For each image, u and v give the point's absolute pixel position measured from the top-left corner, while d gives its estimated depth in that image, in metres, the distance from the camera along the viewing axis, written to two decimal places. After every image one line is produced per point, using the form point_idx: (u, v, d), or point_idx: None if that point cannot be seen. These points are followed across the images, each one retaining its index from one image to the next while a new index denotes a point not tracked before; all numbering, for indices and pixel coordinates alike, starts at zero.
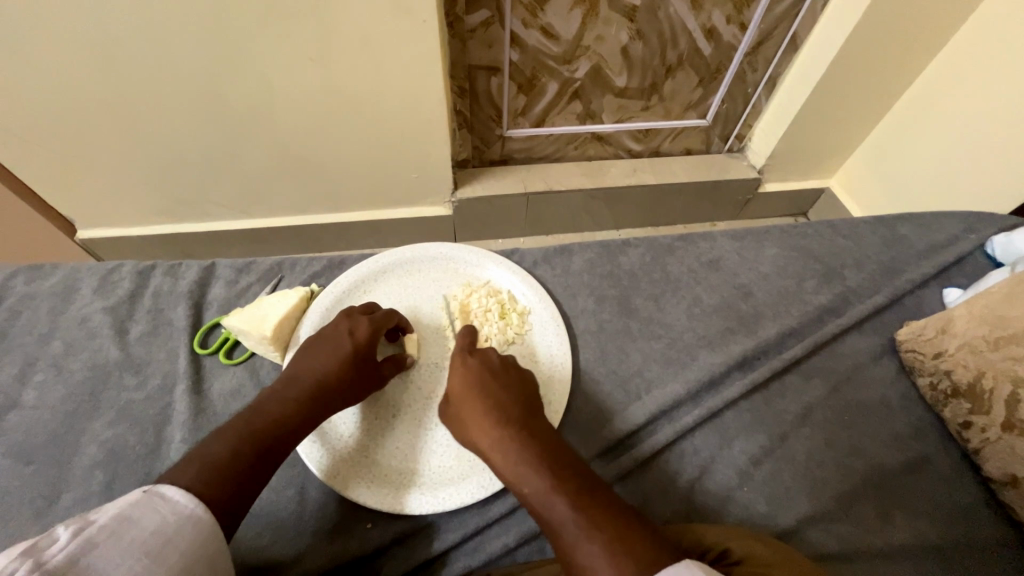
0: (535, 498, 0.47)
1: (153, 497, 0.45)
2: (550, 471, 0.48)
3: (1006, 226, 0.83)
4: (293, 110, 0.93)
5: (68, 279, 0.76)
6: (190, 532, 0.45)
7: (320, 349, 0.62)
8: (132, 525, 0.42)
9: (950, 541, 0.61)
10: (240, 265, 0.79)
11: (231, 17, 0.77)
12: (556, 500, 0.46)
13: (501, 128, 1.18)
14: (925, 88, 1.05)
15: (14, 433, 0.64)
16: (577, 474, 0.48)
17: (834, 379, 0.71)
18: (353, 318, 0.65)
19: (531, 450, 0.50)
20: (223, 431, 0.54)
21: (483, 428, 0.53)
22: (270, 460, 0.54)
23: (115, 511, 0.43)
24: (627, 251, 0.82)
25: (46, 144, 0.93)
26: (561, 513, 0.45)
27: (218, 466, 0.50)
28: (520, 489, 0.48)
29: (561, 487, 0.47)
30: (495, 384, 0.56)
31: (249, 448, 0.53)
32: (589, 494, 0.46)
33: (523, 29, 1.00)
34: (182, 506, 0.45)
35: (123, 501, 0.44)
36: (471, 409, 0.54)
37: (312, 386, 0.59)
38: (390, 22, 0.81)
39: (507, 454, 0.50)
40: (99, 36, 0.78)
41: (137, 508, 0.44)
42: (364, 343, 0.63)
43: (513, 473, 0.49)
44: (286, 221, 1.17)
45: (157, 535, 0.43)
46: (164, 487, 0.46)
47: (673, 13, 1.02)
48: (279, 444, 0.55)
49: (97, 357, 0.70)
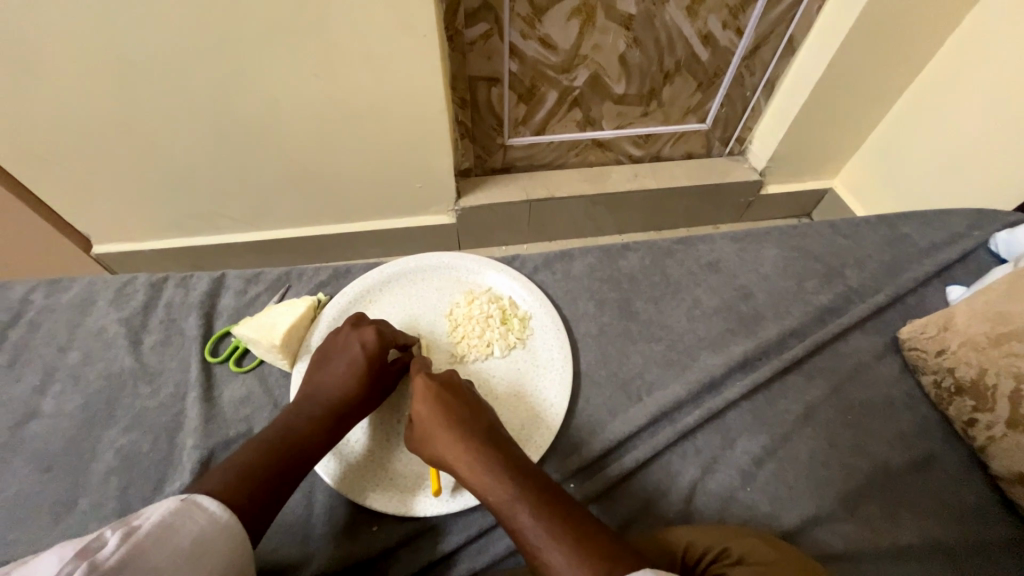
0: (501, 509, 0.49)
1: (191, 506, 0.47)
2: (515, 481, 0.49)
3: (1009, 222, 0.83)
4: (300, 124, 0.95)
5: (84, 292, 0.79)
6: (227, 541, 0.46)
7: (336, 366, 0.63)
8: (176, 532, 0.44)
9: (957, 540, 0.60)
10: (249, 275, 0.81)
11: (239, 35, 0.80)
12: (520, 509, 0.48)
13: (503, 137, 1.20)
14: (925, 86, 1.05)
15: (33, 443, 0.66)
16: (541, 483, 0.50)
17: (837, 378, 0.71)
18: (360, 328, 0.65)
19: (496, 463, 0.51)
20: (249, 444, 0.56)
21: (448, 443, 0.53)
22: (295, 471, 0.56)
23: (159, 517, 0.44)
24: (627, 255, 0.83)
25: (61, 161, 0.96)
26: (526, 521, 0.47)
27: (252, 477, 0.52)
28: (487, 500, 0.50)
29: (525, 496, 0.48)
30: (458, 401, 0.56)
31: (278, 461, 0.55)
32: (552, 501, 0.48)
33: (522, 40, 1.02)
34: (219, 516, 0.47)
35: (165, 507, 0.45)
36: (434, 427, 0.55)
37: (334, 404, 0.61)
38: (391, 37, 0.83)
39: (473, 469, 0.51)
40: (113, 54, 0.81)
41: (178, 515, 0.45)
42: (377, 354, 0.64)
43: (480, 486, 0.51)
44: (292, 233, 1.20)
45: (198, 543, 0.45)
46: (201, 497, 0.48)
47: (669, 20, 1.04)
48: (308, 456, 0.57)
49: (112, 366, 0.72)
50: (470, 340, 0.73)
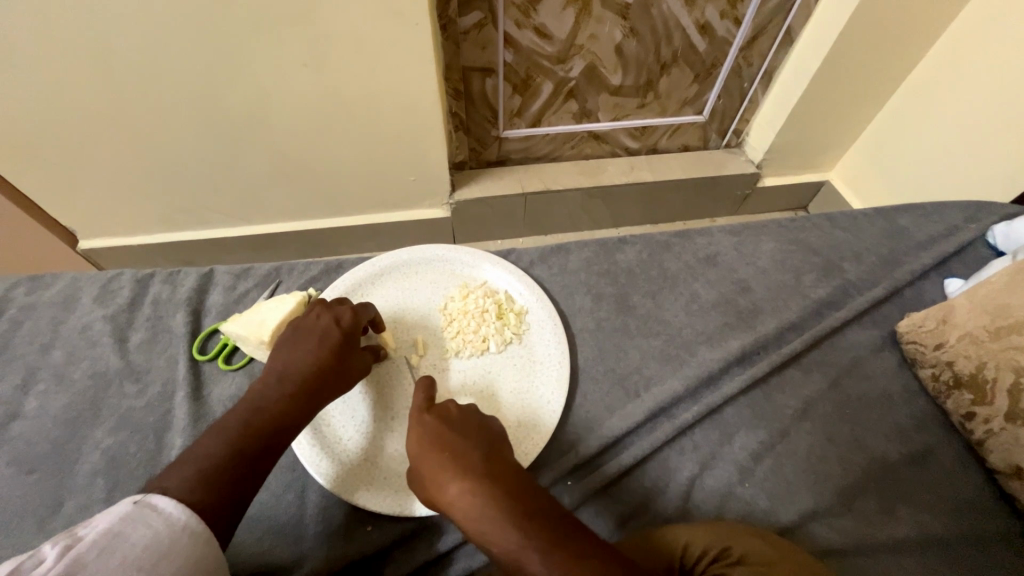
0: (508, 557, 0.45)
1: (143, 510, 0.45)
2: (520, 526, 0.45)
3: (1006, 215, 0.83)
4: (291, 116, 0.93)
5: (69, 288, 0.77)
6: (184, 541, 0.44)
7: (307, 342, 0.61)
8: (124, 538, 0.42)
9: (955, 534, 0.60)
10: (238, 271, 0.80)
11: (226, 25, 0.78)
12: (528, 558, 0.44)
13: (498, 128, 1.18)
14: (923, 77, 1.04)
15: (15, 443, 0.64)
16: (548, 522, 0.46)
17: (835, 372, 0.70)
18: (334, 306, 0.65)
19: (498, 503, 0.47)
20: (216, 430, 0.54)
21: (445, 486, 0.49)
22: (264, 460, 0.54)
23: (105, 526, 0.42)
24: (624, 249, 0.82)
25: (45, 154, 0.94)
26: (536, 571, 0.44)
27: (218, 470, 0.50)
28: (491, 548, 0.46)
29: (533, 540, 0.45)
30: (455, 435, 0.52)
31: (246, 449, 0.53)
32: (563, 544, 0.45)
33: (516, 29, 1.00)
34: (175, 517, 0.45)
35: (113, 515, 0.43)
36: (430, 469, 0.51)
37: (307, 378, 0.59)
38: (383, 26, 0.82)
39: (472, 511, 0.47)
40: (95, 45, 0.78)
41: (127, 521, 0.43)
42: (352, 330, 0.64)
43: (482, 533, 0.46)
44: (284, 227, 1.18)
45: (150, 546, 0.43)
46: (155, 498, 0.46)
47: (665, 10, 1.02)
48: (279, 438, 0.56)
49: (98, 365, 0.70)
50: (465, 335, 0.72)
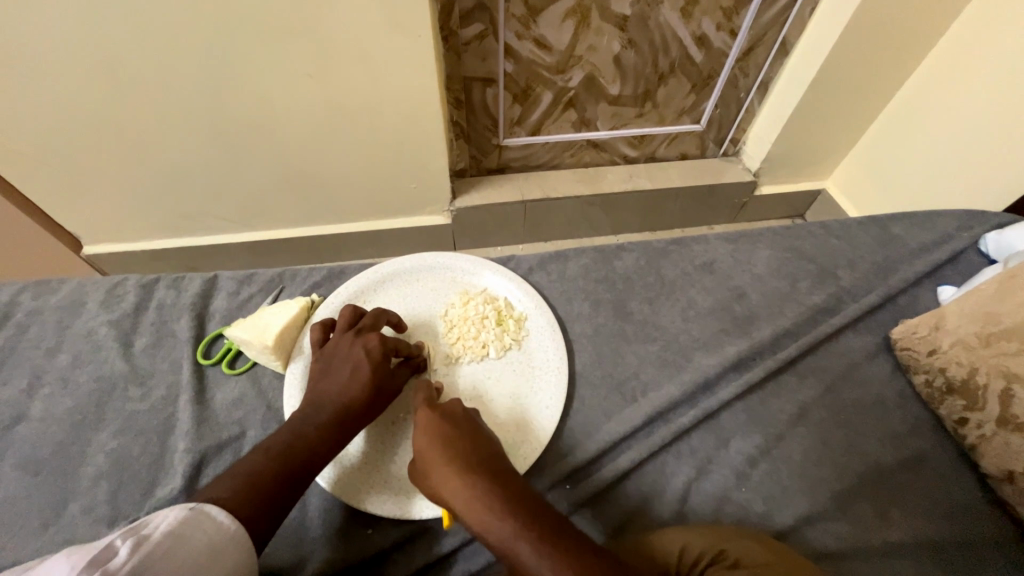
0: (502, 545, 0.47)
1: (199, 515, 0.47)
2: (514, 517, 0.48)
3: (998, 224, 0.84)
4: (295, 124, 0.95)
5: (75, 293, 0.78)
6: (233, 550, 0.47)
7: (340, 374, 0.63)
8: (183, 541, 0.44)
9: (948, 538, 0.61)
10: (242, 276, 0.81)
11: (234, 37, 0.80)
12: (520, 546, 0.46)
13: (498, 137, 1.20)
14: (917, 88, 1.06)
15: (21, 446, 0.65)
16: (542, 515, 0.48)
17: (829, 378, 0.71)
18: (364, 335, 0.65)
19: (497, 495, 0.49)
20: (259, 449, 0.56)
21: (445, 478, 0.52)
22: (302, 478, 0.55)
23: (168, 527, 0.44)
24: (622, 256, 0.84)
25: (51, 161, 0.95)
26: (527, 560, 0.46)
27: (260, 484, 0.52)
28: (487, 537, 0.48)
29: (524, 531, 0.47)
30: (457, 433, 0.55)
31: (286, 468, 0.54)
32: (554, 535, 0.47)
33: (516, 41, 1.02)
34: (226, 526, 0.47)
35: (174, 516, 0.45)
36: (433, 462, 0.53)
37: (340, 410, 0.60)
38: (387, 38, 0.84)
39: (471, 502, 0.50)
40: (105, 55, 0.80)
41: (187, 525, 0.46)
42: (381, 360, 0.63)
43: (480, 522, 0.49)
44: (286, 233, 1.19)
45: (205, 552, 0.45)
46: (209, 506, 0.48)
47: (663, 22, 1.04)
48: (317, 460, 0.57)
49: (103, 369, 0.71)
50: (466, 341, 0.73)
